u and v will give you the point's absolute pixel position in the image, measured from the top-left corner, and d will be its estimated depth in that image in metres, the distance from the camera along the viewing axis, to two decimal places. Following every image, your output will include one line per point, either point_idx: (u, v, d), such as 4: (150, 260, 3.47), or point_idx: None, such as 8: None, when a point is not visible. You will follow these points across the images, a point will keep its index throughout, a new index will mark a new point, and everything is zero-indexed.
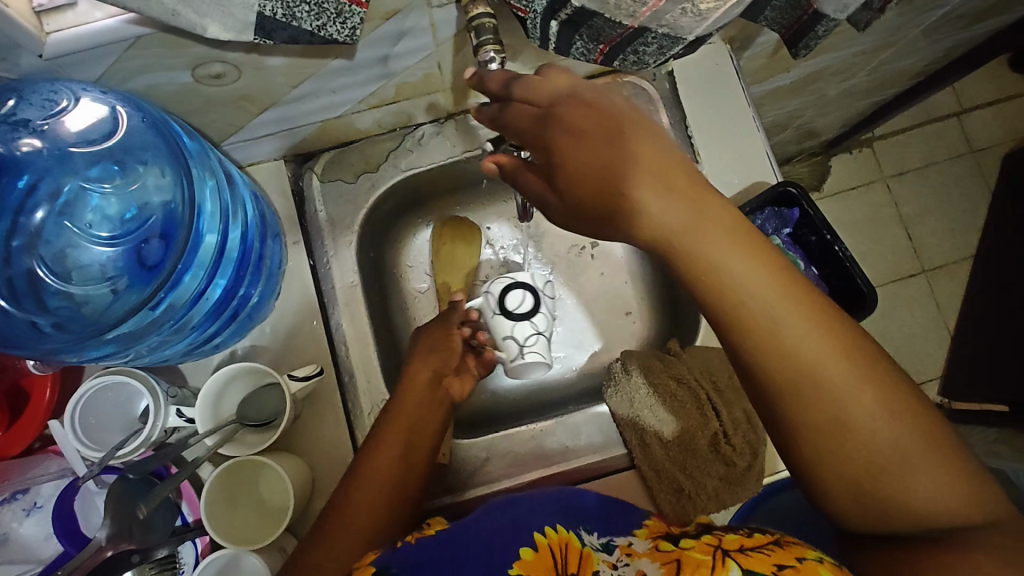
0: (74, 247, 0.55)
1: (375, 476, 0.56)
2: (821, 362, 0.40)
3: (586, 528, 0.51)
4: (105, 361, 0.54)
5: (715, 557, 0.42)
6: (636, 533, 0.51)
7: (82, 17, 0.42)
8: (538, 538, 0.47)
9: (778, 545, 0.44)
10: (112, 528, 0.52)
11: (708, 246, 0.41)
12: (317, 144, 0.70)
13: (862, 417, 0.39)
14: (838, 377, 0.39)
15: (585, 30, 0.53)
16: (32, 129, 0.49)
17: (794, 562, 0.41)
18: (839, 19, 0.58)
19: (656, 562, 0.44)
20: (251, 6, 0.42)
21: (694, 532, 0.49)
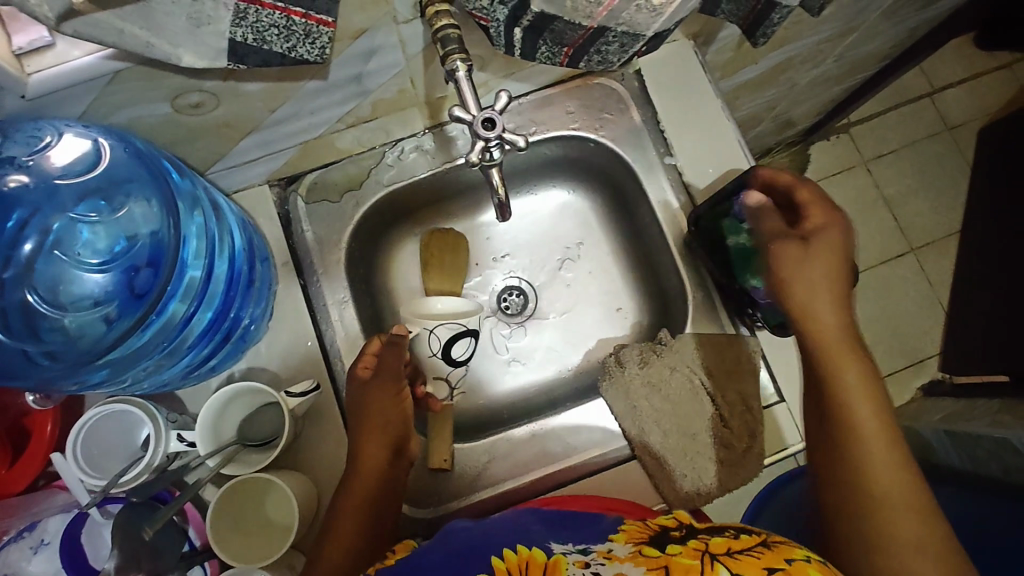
0: (66, 280, 0.56)
1: (347, 525, 0.60)
2: (863, 447, 0.53)
3: (557, 539, 0.53)
4: (102, 388, 0.56)
5: (704, 561, 0.45)
6: (614, 537, 0.52)
7: (61, 56, 0.44)
8: (494, 563, 0.49)
9: (766, 546, 0.48)
10: (120, 559, 0.53)
11: (849, 367, 0.55)
12: (299, 167, 0.71)
13: (905, 540, 0.49)
14: (886, 463, 0.52)
15: (548, 34, 0.55)
16: (18, 165, 0.51)
17: (783, 565, 0.44)
18: (792, 6, 0.60)
19: (642, 565, 0.45)
20: (224, 33, 0.44)
21: (677, 533, 0.52)
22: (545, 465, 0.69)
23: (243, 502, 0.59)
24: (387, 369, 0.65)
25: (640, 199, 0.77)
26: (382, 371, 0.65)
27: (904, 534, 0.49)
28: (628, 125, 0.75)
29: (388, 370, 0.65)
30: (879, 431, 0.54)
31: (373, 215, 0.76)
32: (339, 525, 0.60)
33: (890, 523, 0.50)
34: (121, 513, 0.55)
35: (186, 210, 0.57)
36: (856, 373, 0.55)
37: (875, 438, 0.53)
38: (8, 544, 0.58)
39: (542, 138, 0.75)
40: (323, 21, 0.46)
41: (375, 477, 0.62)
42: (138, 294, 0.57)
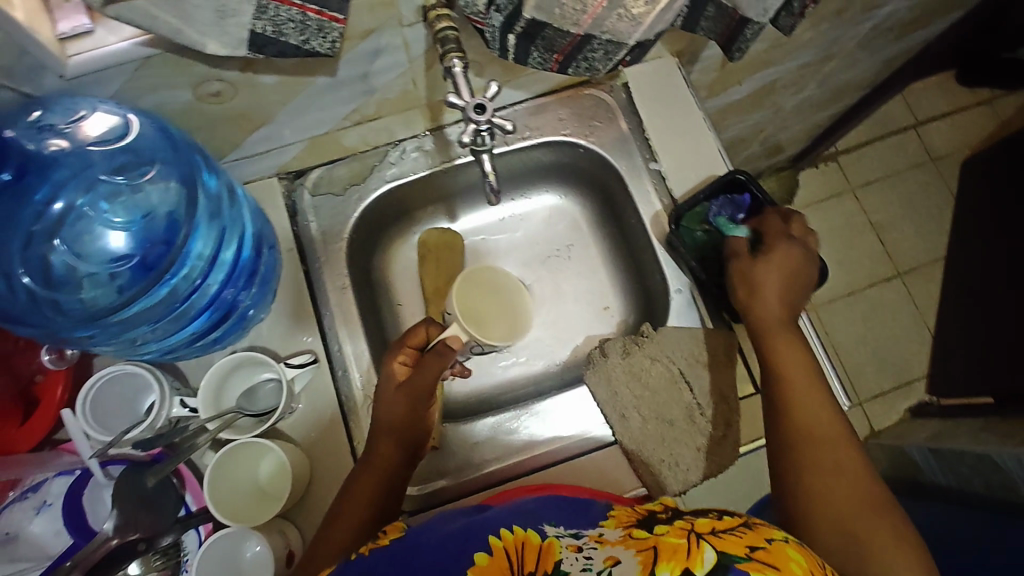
0: (81, 244, 0.59)
1: (347, 518, 0.60)
2: (805, 409, 0.59)
3: (550, 522, 0.53)
4: (103, 346, 0.59)
5: (690, 541, 0.46)
6: (604, 523, 0.54)
7: (98, 41, 0.49)
8: (492, 542, 0.50)
9: (748, 527, 0.50)
10: (119, 519, 0.57)
11: (789, 350, 0.63)
12: (307, 162, 0.76)
13: (837, 479, 0.54)
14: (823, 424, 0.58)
15: (539, 41, 0.61)
16: (57, 132, 0.55)
17: (764, 544, 0.47)
18: (762, 23, 0.66)
19: (631, 548, 0.47)
20: (245, 25, 0.49)
21: (664, 516, 0.53)
22: (527, 449, 0.72)
23: (239, 467, 0.62)
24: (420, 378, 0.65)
25: (626, 202, 0.82)
26: (414, 379, 0.65)
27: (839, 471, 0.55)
28: (616, 133, 0.81)
29: (416, 383, 0.65)
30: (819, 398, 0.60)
31: (374, 210, 0.80)
32: (339, 517, 0.60)
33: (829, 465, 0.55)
34: (124, 472, 0.59)
35: (206, 203, 0.60)
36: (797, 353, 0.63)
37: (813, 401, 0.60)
38: (10, 504, 0.60)
39: (536, 142, 0.81)
40: (335, 18, 0.51)
41: (382, 472, 0.63)
42: (148, 261, 0.60)
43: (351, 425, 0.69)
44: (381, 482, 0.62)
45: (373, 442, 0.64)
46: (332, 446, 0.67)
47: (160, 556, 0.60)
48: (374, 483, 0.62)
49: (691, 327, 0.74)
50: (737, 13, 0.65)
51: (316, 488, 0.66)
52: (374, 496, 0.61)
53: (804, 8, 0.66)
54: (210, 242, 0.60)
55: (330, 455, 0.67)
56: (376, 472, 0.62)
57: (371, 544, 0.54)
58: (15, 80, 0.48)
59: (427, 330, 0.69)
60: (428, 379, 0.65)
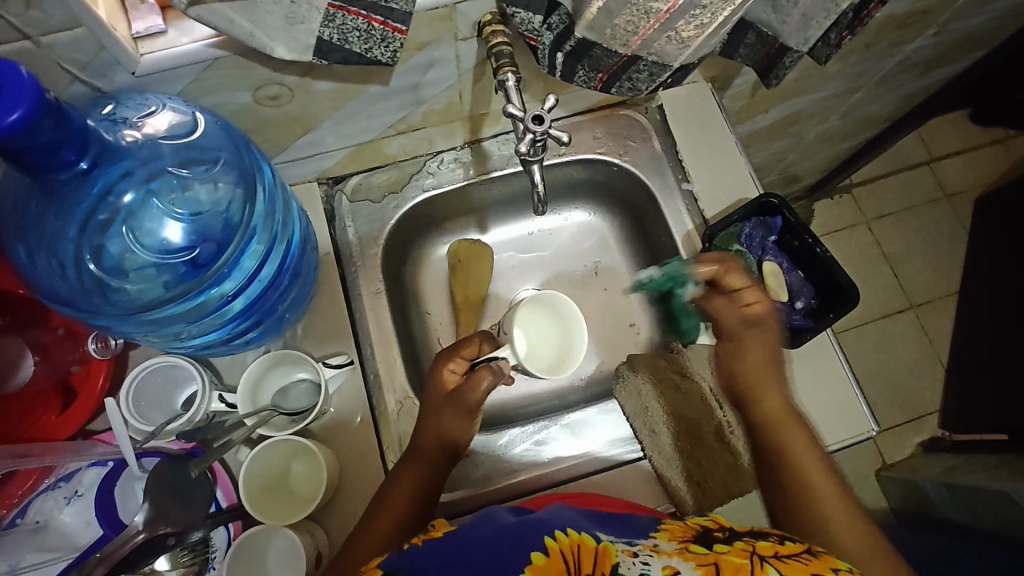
0: (138, 238, 0.57)
1: (380, 526, 0.60)
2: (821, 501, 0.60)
3: (602, 530, 0.55)
4: (135, 334, 0.58)
5: (753, 562, 0.49)
6: (657, 535, 0.55)
7: (170, 41, 0.51)
8: (549, 542, 0.50)
9: (811, 553, 0.52)
10: (150, 511, 0.57)
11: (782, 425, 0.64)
12: (347, 168, 0.78)
13: (875, 566, 0.57)
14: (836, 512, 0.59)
15: (586, 60, 0.62)
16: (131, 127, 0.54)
17: (831, 573, 0.49)
18: (802, 52, 0.67)
19: (691, 562, 0.48)
20: (313, 32, 0.51)
21: (721, 534, 0.54)
22: (557, 462, 0.72)
23: (279, 465, 0.63)
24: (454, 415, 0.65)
25: (656, 221, 0.83)
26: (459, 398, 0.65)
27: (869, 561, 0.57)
28: (650, 153, 0.82)
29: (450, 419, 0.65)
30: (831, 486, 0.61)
31: (410, 218, 0.82)
32: (372, 524, 0.60)
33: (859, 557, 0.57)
34: (161, 462, 0.59)
35: (264, 207, 0.60)
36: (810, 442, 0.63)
37: (827, 491, 0.60)
38: (42, 492, 0.60)
39: (571, 159, 0.82)
40: (398, 29, 0.53)
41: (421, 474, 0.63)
42: (208, 261, 0.58)
43: (381, 428, 0.70)
44: (413, 495, 0.62)
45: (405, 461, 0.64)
46: (365, 450, 0.67)
47: (188, 552, 0.58)
48: (406, 495, 0.62)
49: (720, 345, 0.75)
50: (778, 42, 0.66)
51: (345, 491, 0.66)
52: (415, 493, 0.62)
53: (841, 40, 0.68)
54: (261, 250, 0.60)
55: (361, 458, 0.67)
56: (409, 486, 0.62)
57: (421, 535, 0.56)
58: (89, 74, 0.50)
59: (481, 344, 0.68)
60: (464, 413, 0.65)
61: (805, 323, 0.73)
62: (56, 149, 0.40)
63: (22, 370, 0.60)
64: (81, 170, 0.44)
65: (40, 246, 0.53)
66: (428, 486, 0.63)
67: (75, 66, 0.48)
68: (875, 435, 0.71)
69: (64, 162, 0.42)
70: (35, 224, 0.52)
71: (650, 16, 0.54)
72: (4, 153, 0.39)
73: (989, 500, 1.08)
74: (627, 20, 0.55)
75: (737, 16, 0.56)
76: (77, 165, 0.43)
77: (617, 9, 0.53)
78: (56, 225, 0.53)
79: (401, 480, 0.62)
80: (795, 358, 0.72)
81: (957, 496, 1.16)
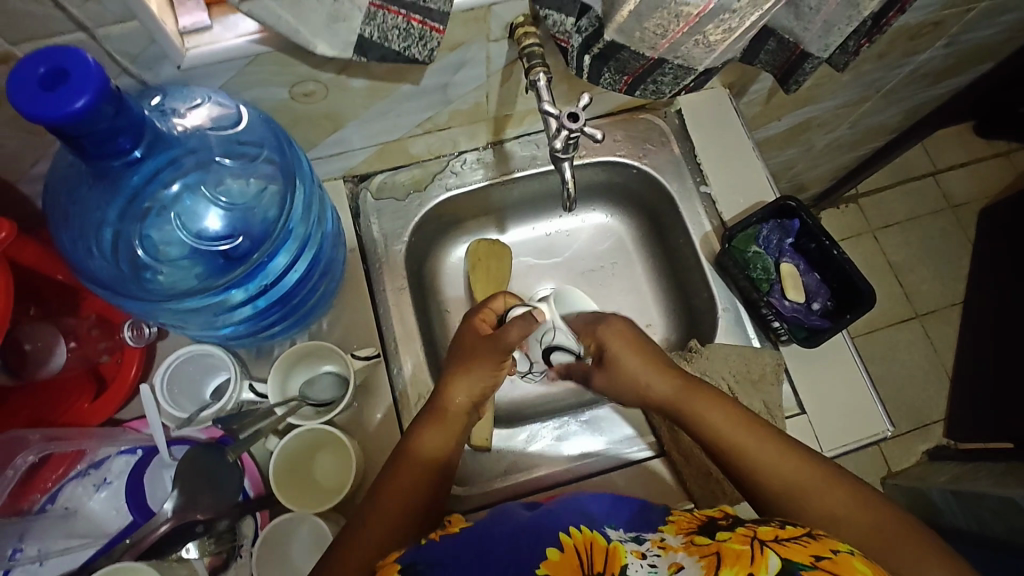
0: (179, 226, 0.57)
1: (372, 531, 0.56)
2: (778, 480, 0.58)
3: (612, 525, 0.56)
4: (163, 318, 0.58)
5: (754, 548, 0.47)
6: (664, 529, 0.55)
7: (215, 37, 0.52)
8: (562, 538, 0.51)
9: (811, 536, 0.50)
10: (179, 500, 0.59)
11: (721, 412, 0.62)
12: (373, 166, 0.79)
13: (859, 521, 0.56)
14: (801, 484, 0.58)
15: (613, 63, 0.64)
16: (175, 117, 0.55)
17: (829, 554, 0.46)
18: (822, 58, 0.69)
19: (695, 556, 0.49)
20: (354, 29, 0.53)
21: (724, 522, 0.55)
22: (576, 459, 0.73)
23: (300, 455, 0.63)
24: (437, 426, 0.64)
25: (674, 223, 0.85)
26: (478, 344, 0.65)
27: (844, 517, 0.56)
28: (669, 156, 0.84)
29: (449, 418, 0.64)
30: (785, 455, 0.59)
31: (432, 216, 0.83)
32: (357, 534, 0.56)
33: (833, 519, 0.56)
34: (191, 450, 0.60)
35: (303, 202, 0.62)
36: (720, 423, 0.61)
37: (783, 467, 0.58)
38: (73, 478, 0.60)
39: (591, 161, 0.84)
40: (436, 28, 0.55)
41: (427, 460, 0.62)
42: (245, 252, 0.59)
43: (404, 423, 0.71)
44: (426, 470, 0.61)
45: (392, 469, 0.61)
46: (388, 445, 0.68)
47: (214, 541, 0.59)
48: (404, 497, 0.59)
49: (737, 345, 0.76)
50: (798, 48, 0.68)
51: (370, 482, 0.67)
52: (422, 475, 0.61)
53: (859, 47, 0.70)
54: (298, 245, 0.62)
55: (385, 451, 0.68)
56: (398, 493, 0.59)
57: (438, 531, 0.56)
58: (138, 67, 0.51)
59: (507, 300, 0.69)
60: (487, 361, 0.64)
61: (822, 323, 0.74)
62: (112, 135, 0.42)
63: (56, 355, 0.60)
64: (133, 159, 0.46)
65: (81, 232, 0.54)
66: (425, 489, 0.60)
67: (126, 58, 0.50)
68: (890, 434, 0.73)
69: (118, 150, 0.43)
70: (80, 211, 0.53)
71: (681, 19, 0.55)
72: (64, 138, 0.40)
73: (994, 506, 1.09)
74: (657, 24, 0.56)
75: (762, 21, 0.57)
76: (130, 153, 0.45)
77: (647, 13, 0.55)
78: (99, 211, 0.54)
79: (394, 479, 0.60)
80: (802, 361, 0.75)
81: (963, 503, 1.17)
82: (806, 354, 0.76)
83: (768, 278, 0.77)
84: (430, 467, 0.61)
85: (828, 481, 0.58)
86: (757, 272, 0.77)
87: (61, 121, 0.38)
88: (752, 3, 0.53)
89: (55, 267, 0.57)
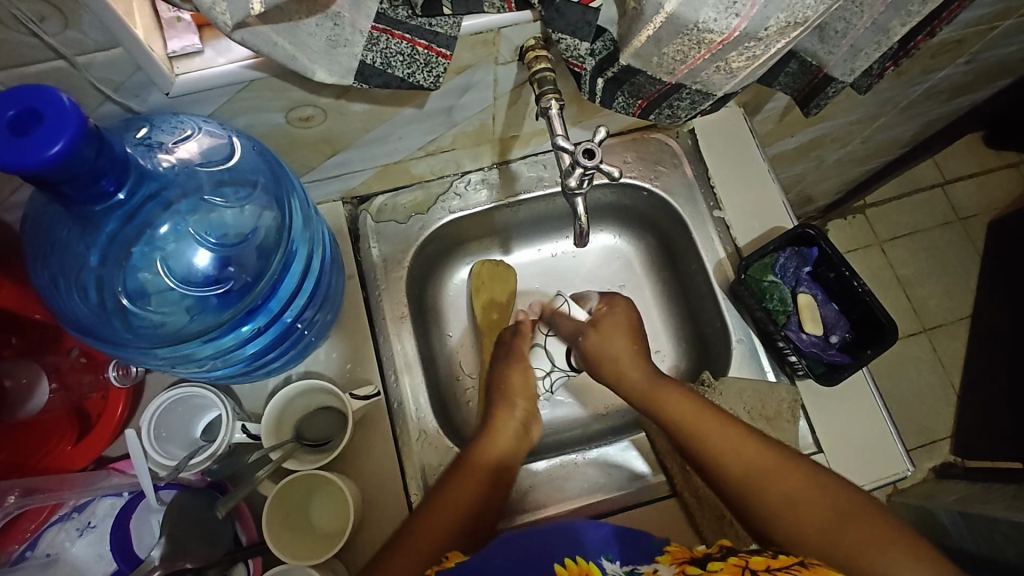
0: (168, 265, 0.54)
1: (436, 529, 0.59)
2: (739, 465, 0.60)
3: (608, 557, 0.54)
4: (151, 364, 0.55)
5: None
6: (659, 559, 0.53)
7: (207, 62, 0.48)
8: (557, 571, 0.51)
9: (804, 565, 0.48)
10: (168, 547, 0.53)
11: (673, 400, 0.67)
12: (373, 188, 0.76)
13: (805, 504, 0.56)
14: (755, 466, 0.60)
15: (627, 87, 0.60)
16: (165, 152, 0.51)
17: None
18: (847, 82, 0.65)
19: None
20: (356, 55, 0.49)
21: (717, 554, 0.51)
22: (584, 497, 0.70)
23: (295, 501, 0.60)
24: (497, 437, 0.68)
25: (686, 247, 0.81)
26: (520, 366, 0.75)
27: (796, 499, 0.57)
28: (681, 178, 0.81)
29: (501, 421, 0.70)
30: (743, 442, 0.61)
31: (433, 240, 0.80)
32: (422, 523, 0.60)
33: (786, 499, 0.57)
34: (179, 496, 0.57)
35: (299, 225, 0.59)
36: (688, 417, 0.64)
37: (742, 453, 0.60)
38: (54, 523, 0.57)
39: (600, 183, 0.80)
40: (442, 53, 0.52)
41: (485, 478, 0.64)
42: (242, 290, 0.56)
43: (403, 461, 0.67)
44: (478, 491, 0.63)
45: (459, 468, 0.65)
46: (388, 484, 0.65)
47: None
48: (466, 498, 0.62)
49: (752, 379, 0.73)
50: (822, 71, 0.65)
51: (368, 526, 0.64)
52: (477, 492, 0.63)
53: (885, 71, 0.66)
54: (298, 277, 0.59)
55: (385, 491, 0.65)
56: (464, 494, 0.62)
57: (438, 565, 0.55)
58: (121, 95, 0.48)
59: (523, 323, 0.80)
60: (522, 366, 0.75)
61: (842, 359, 0.71)
62: (96, 177, 0.40)
63: (35, 397, 0.57)
64: (116, 201, 0.44)
65: (63, 274, 0.50)
66: (488, 490, 0.64)
67: (109, 86, 0.47)
68: (910, 475, 0.70)
69: (101, 193, 0.42)
70: (61, 251, 0.50)
71: (703, 46, 0.51)
72: (42, 184, 0.38)
73: (1005, 530, 1.06)
74: (677, 49, 0.52)
75: (787, 48, 0.54)
76: (113, 195, 0.43)
77: (667, 39, 0.51)
78: (80, 252, 0.50)
79: (463, 477, 0.63)
80: (820, 397, 0.72)
81: (973, 526, 1.13)
82: (824, 390, 0.73)
83: (785, 309, 0.74)
84: (493, 471, 0.65)
85: (783, 467, 0.59)
86: (774, 303, 0.74)
87: (38, 168, 0.36)
88: (780, 31, 0.50)
89: (32, 306, 0.53)
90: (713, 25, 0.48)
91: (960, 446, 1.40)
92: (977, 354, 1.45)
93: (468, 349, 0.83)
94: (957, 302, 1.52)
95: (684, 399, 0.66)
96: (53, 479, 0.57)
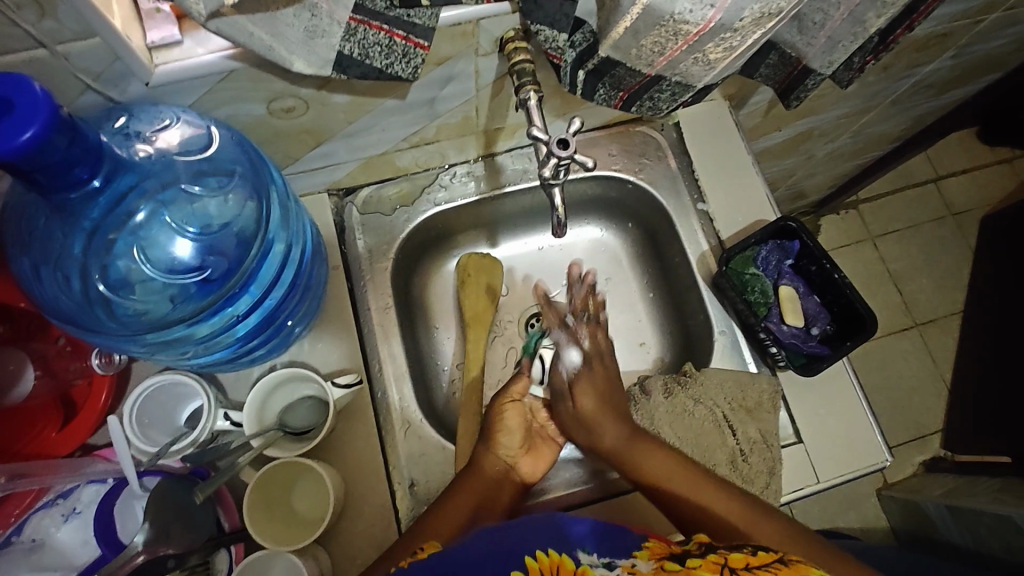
0: (148, 256, 0.55)
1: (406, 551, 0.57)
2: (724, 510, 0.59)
3: (585, 550, 0.52)
4: (133, 353, 0.56)
5: None
6: (637, 553, 0.52)
7: (187, 52, 0.49)
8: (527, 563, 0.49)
9: (783, 563, 0.50)
10: (151, 532, 0.55)
11: (645, 450, 0.65)
12: (358, 180, 0.76)
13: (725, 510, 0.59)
14: (742, 521, 0.58)
15: (608, 78, 0.60)
16: (144, 142, 0.52)
17: None
18: (825, 74, 0.66)
19: None
20: (334, 46, 0.50)
21: (697, 549, 0.52)
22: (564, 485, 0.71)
23: (274, 489, 0.60)
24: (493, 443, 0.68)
25: (671, 239, 0.82)
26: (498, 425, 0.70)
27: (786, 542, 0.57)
28: (666, 171, 0.81)
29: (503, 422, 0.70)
30: (720, 490, 0.61)
31: (418, 232, 0.80)
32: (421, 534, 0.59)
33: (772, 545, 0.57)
34: (160, 485, 0.57)
35: (278, 215, 0.59)
36: (655, 457, 0.64)
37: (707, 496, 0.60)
38: (40, 509, 0.58)
39: (583, 176, 0.81)
40: (420, 44, 0.52)
41: (466, 501, 0.62)
42: (222, 276, 0.57)
43: (387, 448, 0.68)
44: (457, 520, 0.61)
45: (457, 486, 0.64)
46: (370, 473, 0.66)
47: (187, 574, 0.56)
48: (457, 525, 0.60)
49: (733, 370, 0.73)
50: (801, 63, 0.65)
51: (348, 511, 0.64)
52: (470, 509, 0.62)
53: (864, 64, 0.67)
54: (275, 266, 0.59)
55: (367, 480, 0.66)
56: (460, 509, 0.62)
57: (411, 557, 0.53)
58: (101, 84, 0.48)
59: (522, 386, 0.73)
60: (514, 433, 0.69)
61: (821, 350, 0.72)
62: (70, 166, 0.40)
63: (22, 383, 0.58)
64: (92, 187, 0.44)
65: (44, 260, 0.51)
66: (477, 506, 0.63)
67: (89, 75, 0.47)
68: (889, 465, 0.71)
69: (75, 181, 0.42)
70: (44, 242, 0.51)
71: (679, 38, 0.51)
72: (15, 172, 0.39)
73: (991, 523, 1.05)
74: (654, 41, 0.52)
75: (765, 38, 0.54)
76: (88, 183, 0.43)
77: (644, 30, 0.51)
78: (60, 241, 0.51)
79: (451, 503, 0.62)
80: (803, 386, 0.73)
81: (959, 519, 1.13)
82: (804, 383, 0.73)
83: (765, 301, 0.75)
84: (489, 485, 0.65)
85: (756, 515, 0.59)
86: (755, 295, 0.75)
87: (10, 154, 0.36)
88: (754, 21, 0.50)
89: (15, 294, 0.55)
90: (689, 16, 0.49)
91: (951, 440, 1.40)
92: (967, 349, 1.45)
93: (454, 340, 0.84)
94: (948, 297, 1.52)
95: (654, 450, 0.65)
96: (37, 465, 0.57)
